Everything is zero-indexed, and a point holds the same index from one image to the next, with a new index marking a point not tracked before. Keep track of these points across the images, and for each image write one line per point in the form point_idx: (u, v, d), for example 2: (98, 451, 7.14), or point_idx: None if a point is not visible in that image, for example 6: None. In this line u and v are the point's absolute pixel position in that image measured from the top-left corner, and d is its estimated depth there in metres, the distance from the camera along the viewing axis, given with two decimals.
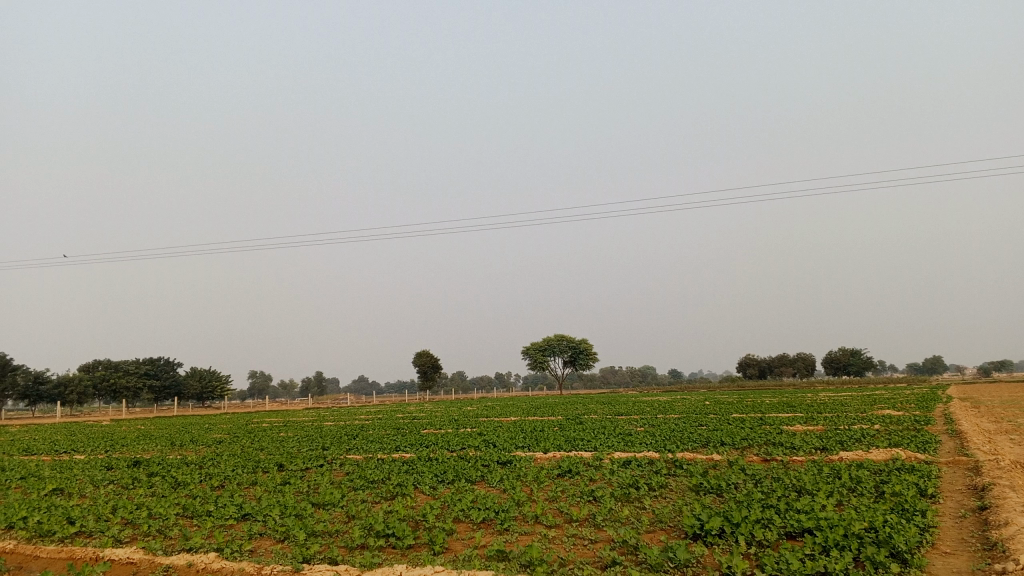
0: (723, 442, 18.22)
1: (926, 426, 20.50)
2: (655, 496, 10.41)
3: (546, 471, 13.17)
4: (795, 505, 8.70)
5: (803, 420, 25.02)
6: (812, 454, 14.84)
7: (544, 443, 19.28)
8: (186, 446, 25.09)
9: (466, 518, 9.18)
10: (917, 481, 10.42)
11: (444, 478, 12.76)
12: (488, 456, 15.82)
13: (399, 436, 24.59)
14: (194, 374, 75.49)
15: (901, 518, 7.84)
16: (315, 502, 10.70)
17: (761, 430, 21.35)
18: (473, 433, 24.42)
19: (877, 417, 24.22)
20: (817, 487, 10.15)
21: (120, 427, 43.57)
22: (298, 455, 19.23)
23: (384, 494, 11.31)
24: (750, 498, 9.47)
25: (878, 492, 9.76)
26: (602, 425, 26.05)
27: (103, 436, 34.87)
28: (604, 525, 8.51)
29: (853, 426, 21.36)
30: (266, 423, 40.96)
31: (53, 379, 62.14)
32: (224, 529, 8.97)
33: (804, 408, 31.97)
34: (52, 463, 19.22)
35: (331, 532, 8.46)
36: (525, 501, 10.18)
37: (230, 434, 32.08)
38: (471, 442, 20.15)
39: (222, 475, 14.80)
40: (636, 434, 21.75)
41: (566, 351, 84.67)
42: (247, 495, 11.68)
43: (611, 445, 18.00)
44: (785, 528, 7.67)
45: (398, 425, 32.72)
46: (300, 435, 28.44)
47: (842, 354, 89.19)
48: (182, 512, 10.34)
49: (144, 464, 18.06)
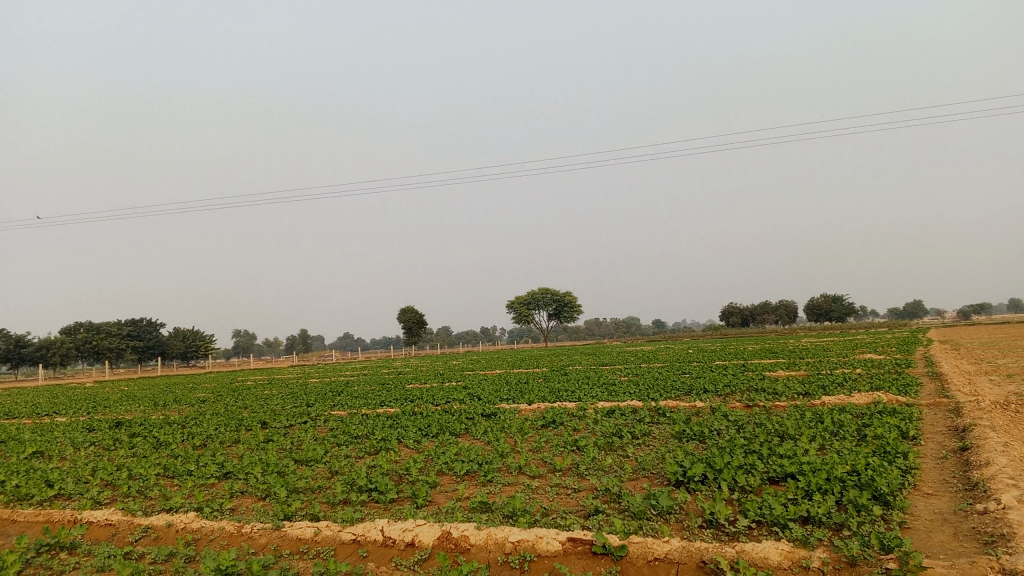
0: (706, 390, 18.28)
1: (907, 370, 20.71)
2: (638, 445, 10.41)
3: (530, 422, 13.15)
4: (778, 450, 8.69)
5: (785, 366, 25.24)
6: (795, 399, 14.90)
7: (528, 394, 19.30)
8: (169, 406, 24.99)
9: (449, 471, 9.11)
10: (899, 423, 10.45)
11: (428, 432, 12.71)
12: (472, 409, 15.78)
13: (384, 392, 24.61)
14: (178, 334, 75.25)
15: (883, 461, 7.84)
16: (297, 459, 10.62)
17: (744, 377, 21.44)
18: (458, 386, 24.44)
19: (859, 362, 24.41)
20: (799, 432, 10.17)
21: (104, 388, 43.41)
22: (281, 412, 19.14)
23: (367, 449, 11.25)
24: (733, 444, 9.46)
25: (860, 436, 9.79)
26: (586, 376, 26.17)
27: (86, 397, 34.71)
28: (587, 475, 8.47)
29: (835, 371, 21.55)
30: (250, 381, 40.89)
31: (36, 342, 61.75)
32: (205, 488, 8.87)
33: (786, 354, 32.22)
34: (33, 426, 19.06)
35: (313, 488, 8.39)
36: (508, 452, 10.13)
37: (214, 393, 31.98)
38: (456, 395, 20.13)
39: (205, 434, 14.70)
40: (620, 384, 21.85)
41: (550, 304, 84.84)
42: (229, 453, 11.60)
43: (595, 395, 18.03)
44: (768, 473, 7.66)
45: (383, 380, 32.71)
46: (285, 393, 28.39)
47: (825, 301, 89.80)
48: (163, 472, 10.24)
49: (127, 425, 17.94)
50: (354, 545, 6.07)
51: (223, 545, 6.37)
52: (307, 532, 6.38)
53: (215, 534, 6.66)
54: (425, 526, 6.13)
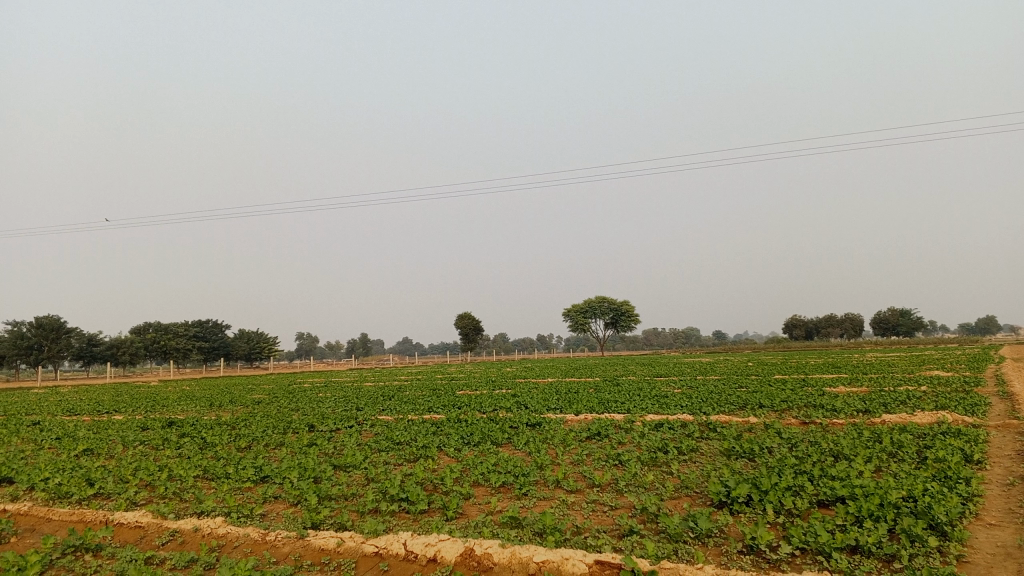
0: (761, 404, 17.70)
1: (975, 388, 19.78)
2: (683, 461, 10.04)
3: (574, 434, 12.84)
4: (829, 472, 8.25)
5: (845, 381, 24.47)
6: (853, 417, 14.30)
7: (576, 404, 19.02)
8: (224, 407, 25.31)
9: (485, 482, 8.87)
10: (963, 446, 9.87)
11: (469, 440, 12.52)
12: (517, 418, 15.55)
13: (434, 397, 24.65)
14: (241, 335, 76.98)
15: (943, 486, 7.36)
16: (336, 464, 10.53)
17: (802, 392, 20.74)
18: (507, 394, 24.32)
19: (924, 378, 23.44)
20: (854, 453, 9.67)
21: (166, 387, 44.48)
22: (330, 415, 19.20)
23: (406, 456, 11.11)
24: (783, 463, 9.03)
25: (920, 459, 9.25)
26: (639, 386, 25.76)
27: (147, 396, 35.56)
28: (626, 491, 8.16)
29: (897, 388, 20.76)
30: (307, 383, 41.40)
31: (106, 340, 63.68)
32: (239, 492, 8.80)
33: (848, 369, 31.23)
34: (92, 424, 19.54)
35: (347, 495, 8.25)
36: (548, 465, 9.85)
37: (270, 394, 32.44)
38: (503, 404, 19.89)
39: (251, 436, 14.78)
40: (672, 395, 21.42)
41: (607, 313, 84.24)
42: (270, 456, 11.59)
43: (645, 407, 17.62)
44: (817, 496, 7.24)
45: (435, 386, 32.72)
46: (338, 395, 28.62)
47: (892, 315, 87.11)
48: (203, 474, 10.26)
49: (178, 425, 18.19)
50: (375, 558, 5.91)
51: (245, 553, 6.26)
52: (330, 542, 6.22)
53: (240, 540, 6.56)
54: (448, 541, 5.91)
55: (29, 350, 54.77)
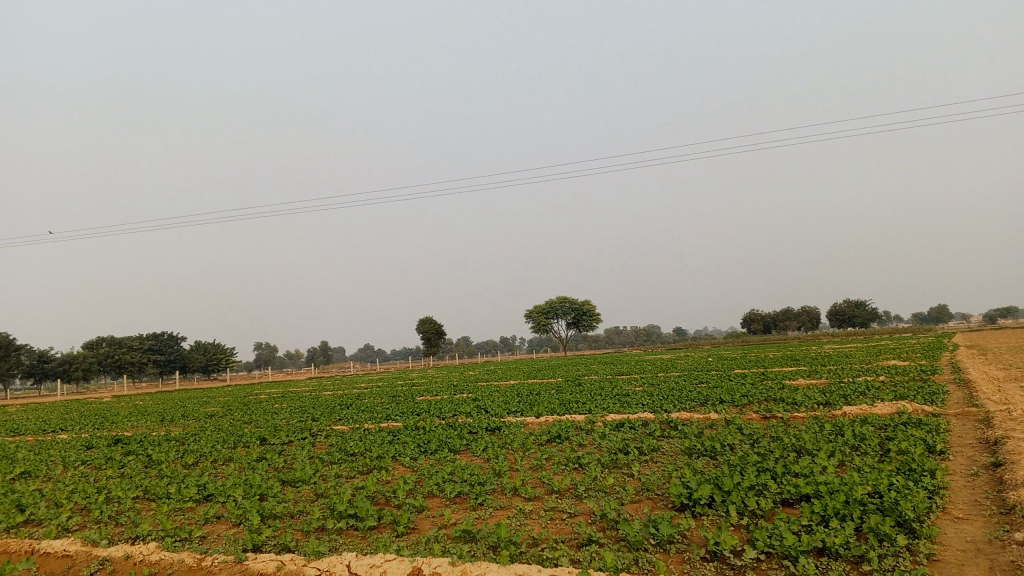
0: (722, 400, 17.55)
1: (932, 376, 19.88)
2: (644, 462, 9.78)
3: (534, 437, 12.54)
4: (793, 468, 8.02)
5: (805, 374, 24.55)
6: (814, 410, 14.19)
7: (537, 406, 18.73)
8: (176, 422, 24.51)
9: (439, 493, 8.50)
10: (925, 436, 9.74)
11: (426, 448, 12.14)
12: (476, 423, 15.20)
13: (393, 404, 24.19)
14: (199, 347, 75.55)
15: (908, 480, 7.18)
16: (285, 479, 10.09)
17: (762, 386, 20.69)
18: (467, 398, 23.93)
19: (882, 368, 23.59)
20: (817, 447, 9.50)
21: (118, 403, 43.32)
22: (284, 427, 18.66)
23: (359, 468, 10.71)
24: (745, 460, 8.81)
25: (882, 451, 9.08)
26: (600, 386, 25.56)
27: (97, 413, 34.51)
28: (586, 497, 7.86)
29: (856, 379, 20.79)
30: (264, 394, 40.49)
31: (58, 357, 61.96)
32: (180, 513, 8.32)
33: (807, 361, 31.43)
34: (33, 445, 18.72)
35: (292, 514, 7.83)
36: (505, 471, 9.53)
37: (225, 407, 31.58)
38: (462, 408, 19.53)
39: (199, 452, 14.22)
40: (633, 394, 21.26)
41: (568, 313, 84.24)
42: (216, 473, 11.08)
43: (606, 407, 17.38)
44: (781, 495, 7.03)
45: (394, 393, 32.19)
46: (294, 405, 28.02)
47: (847, 306, 88.53)
48: (143, 496, 9.72)
49: (125, 442, 17.50)
50: None
51: None
52: (270, 566, 5.87)
53: (173, 568, 6.17)
54: (395, 561, 5.55)
55: None
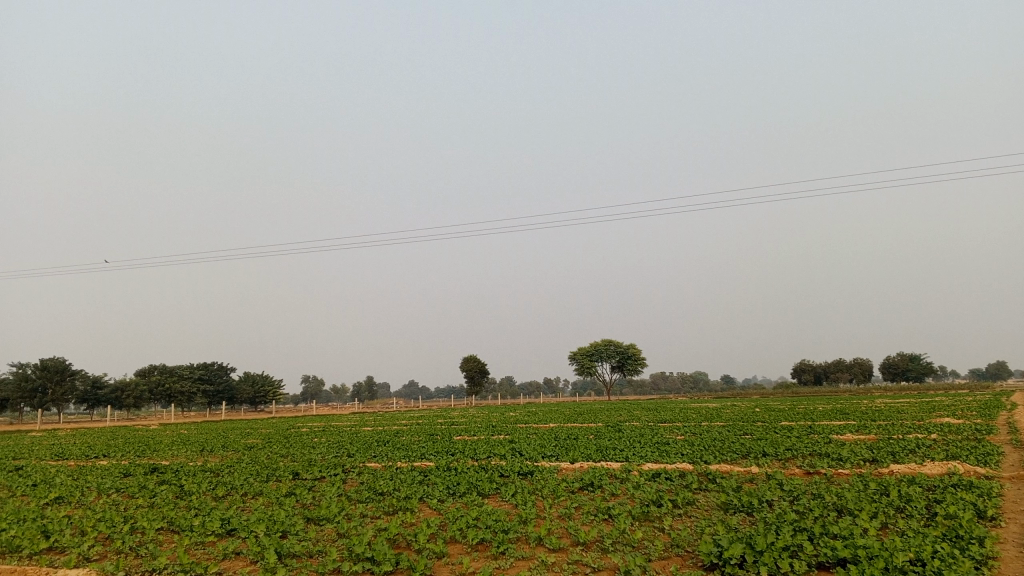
0: (764, 453, 17.02)
1: (987, 436, 19.04)
2: (677, 516, 9.44)
3: (565, 484, 12.26)
4: (831, 529, 7.64)
5: (854, 428, 23.76)
6: (860, 466, 13.66)
7: (572, 451, 18.42)
8: (215, 452, 24.70)
9: (461, 538, 8.27)
10: (975, 500, 9.25)
11: (454, 491, 11.94)
12: (508, 466, 14.97)
13: (429, 442, 24.06)
14: (247, 378, 76.64)
15: (954, 548, 6.76)
16: (310, 517, 9.96)
17: (806, 440, 20.05)
18: (504, 440, 23.65)
19: (935, 426, 22.70)
20: (859, 507, 9.08)
21: (163, 431, 43.96)
22: (318, 462, 18.61)
23: (385, 508, 10.57)
24: (781, 519, 8.43)
25: (929, 514, 8.63)
26: (640, 433, 25.09)
27: (141, 440, 34.98)
28: (613, 551, 7.57)
29: (906, 435, 20.04)
30: (305, 427, 40.66)
31: (111, 383, 63.41)
32: (201, 547, 8.26)
33: (856, 415, 30.50)
34: (73, 469, 18.97)
35: (310, 554, 7.69)
36: (531, 519, 9.27)
37: (266, 439, 31.78)
38: (497, 451, 19.26)
39: (231, 484, 14.21)
40: (673, 442, 20.81)
41: (613, 356, 83.43)
42: (243, 507, 11.04)
43: (643, 455, 16.99)
44: (817, 557, 6.69)
45: (433, 431, 32.03)
46: (332, 440, 28.03)
47: (901, 359, 86.18)
48: (168, 527, 9.69)
49: (161, 471, 17.62)
50: None
51: None
52: None
53: None
54: None
55: (33, 393, 54.27)
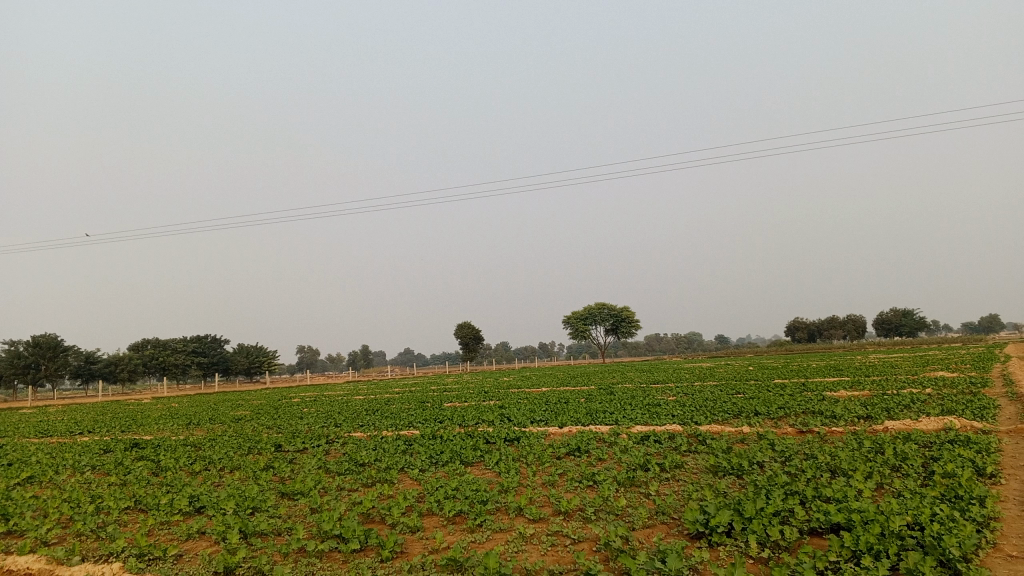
0: (757, 412, 16.71)
1: (982, 390, 18.71)
2: (665, 480, 9.09)
3: (552, 450, 11.90)
4: (824, 492, 7.27)
5: (847, 385, 23.50)
6: (854, 424, 13.32)
7: (562, 416, 18.07)
8: (202, 426, 24.35)
9: (437, 510, 7.90)
10: (974, 456, 8.88)
11: (437, 460, 11.56)
12: (495, 432, 14.61)
13: (418, 410, 23.71)
14: (242, 350, 76.34)
15: (954, 509, 6.41)
16: (283, 491, 9.56)
17: (799, 398, 19.74)
18: (494, 406, 23.30)
19: (930, 380, 22.41)
20: (854, 467, 8.70)
21: (153, 404, 43.58)
22: (303, 433, 18.26)
23: (363, 480, 10.19)
24: (771, 481, 8.06)
25: (927, 474, 8.26)
26: (632, 395, 24.86)
27: (130, 414, 34.56)
28: (595, 520, 7.21)
29: (900, 391, 19.74)
30: (297, 398, 40.36)
31: (105, 358, 62.97)
32: (164, 527, 7.86)
33: (850, 371, 30.36)
34: (52, 447, 18.56)
35: (278, 532, 7.32)
36: (512, 488, 8.89)
37: (255, 410, 31.45)
38: (485, 417, 18.90)
39: (208, 459, 13.80)
40: (665, 404, 20.48)
41: (607, 319, 83.12)
42: (218, 483, 10.64)
43: (634, 418, 16.61)
44: (809, 523, 6.32)
45: (425, 398, 31.70)
46: (322, 410, 27.69)
47: (893, 315, 86.28)
48: (135, 506, 9.29)
49: (141, 446, 17.24)
50: None
51: None
52: None
53: None
54: None
55: (26, 370, 53.75)
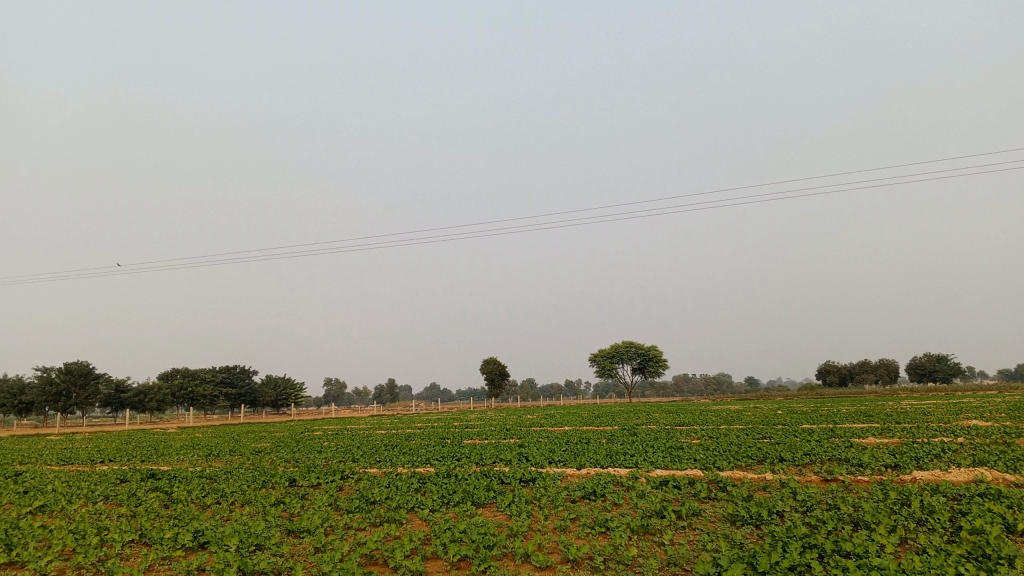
0: (781, 458, 16.31)
1: (1017, 440, 18.10)
2: (680, 529, 8.81)
3: (567, 492, 11.64)
4: (844, 546, 6.97)
5: (877, 431, 22.97)
6: (879, 473, 12.91)
7: (581, 456, 17.78)
8: (221, 457, 24.31)
9: (442, 554, 7.70)
10: (1005, 512, 8.51)
11: (448, 500, 11.35)
12: (511, 472, 14.39)
13: (438, 447, 23.55)
14: (269, 382, 76.72)
15: (980, 569, 6.08)
16: (289, 529, 9.40)
17: (827, 444, 19.27)
18: (514, 444, 23.00)
19: (963, 428, 21.76)
20: (877, 520, 8.37)
21: (177, 434, 43.73)
22: (319, 467, 18.14)
23: (371, 519, 10.00)
24: (789, 533, 7.76)
25: (953, 529, 7.91)
26: (655, 437, 24.47)
27: (152, 444, 34.61)
28: (602, 570, 6.96)
29: (932, 439, 19.17)
30: (319, 432, 40.29)
31: (134, 387, 63.49)
32: (164, 563, 7.74)
33: (879, 417, 29.67)
34: (70, 475, 18.60)
35: (277, 571, 7.16)
36: (521, 533, 8.65)
37: (276, 443, 31.43)
38: (504, 456, 18.63)
39: (221, 492, 13.74)
40: (687, 447, 20.07)
41: (634, 358, 82.42)
42: (226, 517, 10.52)
43: (654, 461, 16.27)
44: None
45: (446, 435, 31.46)
46: (343, 445, 27.56)
47: (928, 360, 84.58)
48: (139, 539, 9.18)
49: (157, 477, 17.22)
50: None
51: None
52: None
53: None
54: None
55: (57, 397, 54.31)
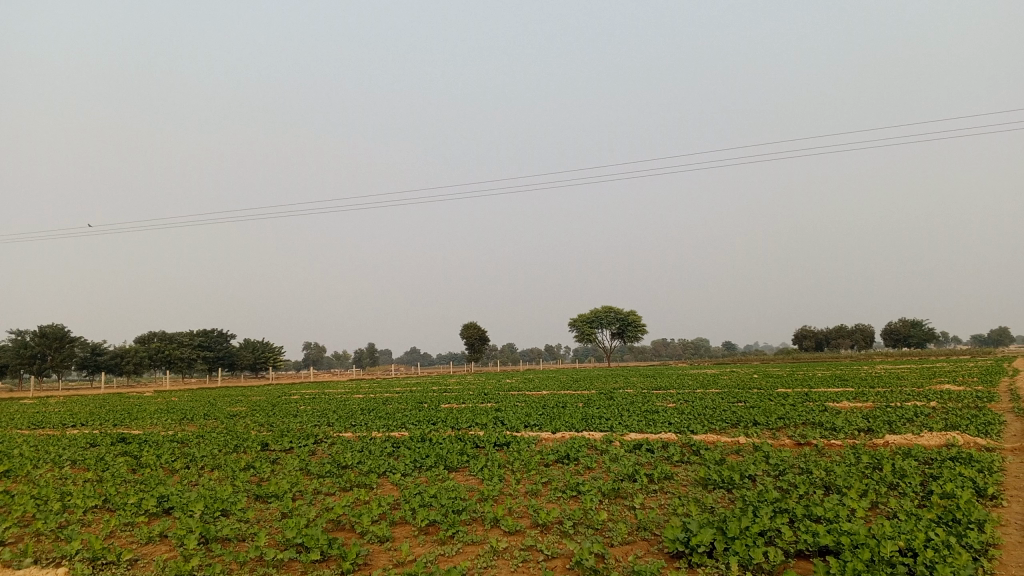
0: (755, 422, 16.33)
1: (988, 405, 18.29)
2: (652, 492, 8.74)
3: (541, 456, 11.55)
4: (815, 510, 6.92)
5: (852, 396, 23.11)
6: (853, 437, 12.92)
7: (557, 420, 17.73)
8: (195, 421, 24.09)
9: (411, 519, 7.58)
10: (975, 476, 8.52)
11: (420, 464, 11.24)
12: (485, 436, 14.28)
13: (414, 411, 23.44)
14: (248, 346, 76.39)
15: (950, 533, 6.04)
16: (257, 494, 9.24)
17: (801, 408, 19.38)
18: (490, 408, 22.94)
19: (935, 392, 21.99)
20: (848, 484, 8.34)
21: (152, 398, 43.37)
22: (293, 431, 18.00)
23: (341, 484, 9.85)
24: (761, 497, 7.71)
25: (924, 493, 7.89)
26: (631, 401, 24.53)
27: (126, 408, 34.26)
28: (572, 534, 6.87)
29: (905, 404, 19.31)
30: (296, 395, 40.11)
31: (110, 350, 62.87)
32: (125, 530, 7.56)
33: (854, 381, 29.91)
34: (38, 440, 18.30)
35: (241, 538, 7.02)
36: (492, 496, 8.56)
37: (251, 407, 31.23)
38: (479, 420, 18.54)
39: (191, 456, 13.53)
40: (663, 411, 20.13)
41: (613, 323, 82.71)
42: (193, 482, 10.33)
43: (628, 425, 16.24)
44: (795, 544, 5.99)
45: (422, 399, 31.37)
46: (319, 409, 27.40)
47: (902, 325, 85.59)
48: (103, 505, 8.99)
49: (127, 441, 16.96)
50: None
51: None
52: None
53: None
54: None
55: (33, 360, 53.63)
